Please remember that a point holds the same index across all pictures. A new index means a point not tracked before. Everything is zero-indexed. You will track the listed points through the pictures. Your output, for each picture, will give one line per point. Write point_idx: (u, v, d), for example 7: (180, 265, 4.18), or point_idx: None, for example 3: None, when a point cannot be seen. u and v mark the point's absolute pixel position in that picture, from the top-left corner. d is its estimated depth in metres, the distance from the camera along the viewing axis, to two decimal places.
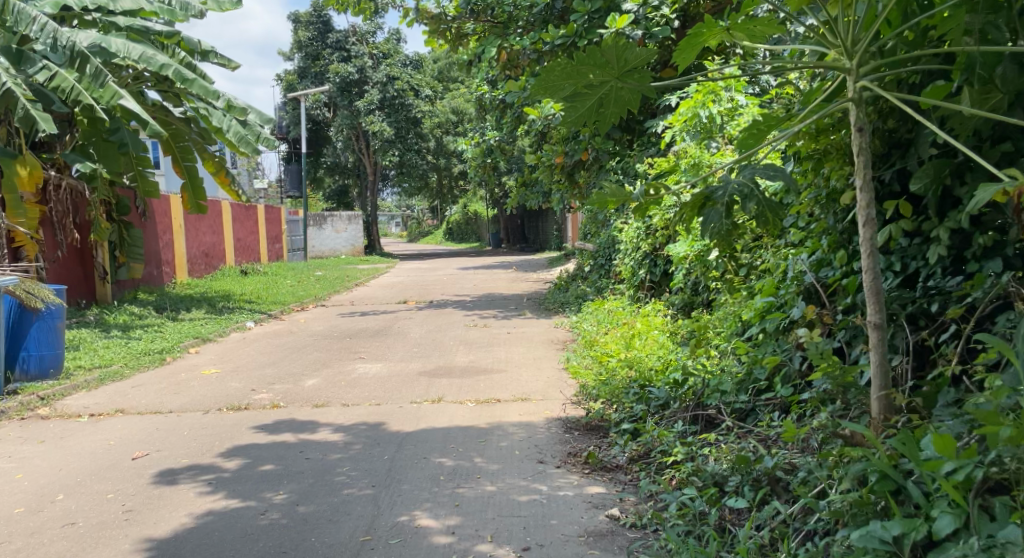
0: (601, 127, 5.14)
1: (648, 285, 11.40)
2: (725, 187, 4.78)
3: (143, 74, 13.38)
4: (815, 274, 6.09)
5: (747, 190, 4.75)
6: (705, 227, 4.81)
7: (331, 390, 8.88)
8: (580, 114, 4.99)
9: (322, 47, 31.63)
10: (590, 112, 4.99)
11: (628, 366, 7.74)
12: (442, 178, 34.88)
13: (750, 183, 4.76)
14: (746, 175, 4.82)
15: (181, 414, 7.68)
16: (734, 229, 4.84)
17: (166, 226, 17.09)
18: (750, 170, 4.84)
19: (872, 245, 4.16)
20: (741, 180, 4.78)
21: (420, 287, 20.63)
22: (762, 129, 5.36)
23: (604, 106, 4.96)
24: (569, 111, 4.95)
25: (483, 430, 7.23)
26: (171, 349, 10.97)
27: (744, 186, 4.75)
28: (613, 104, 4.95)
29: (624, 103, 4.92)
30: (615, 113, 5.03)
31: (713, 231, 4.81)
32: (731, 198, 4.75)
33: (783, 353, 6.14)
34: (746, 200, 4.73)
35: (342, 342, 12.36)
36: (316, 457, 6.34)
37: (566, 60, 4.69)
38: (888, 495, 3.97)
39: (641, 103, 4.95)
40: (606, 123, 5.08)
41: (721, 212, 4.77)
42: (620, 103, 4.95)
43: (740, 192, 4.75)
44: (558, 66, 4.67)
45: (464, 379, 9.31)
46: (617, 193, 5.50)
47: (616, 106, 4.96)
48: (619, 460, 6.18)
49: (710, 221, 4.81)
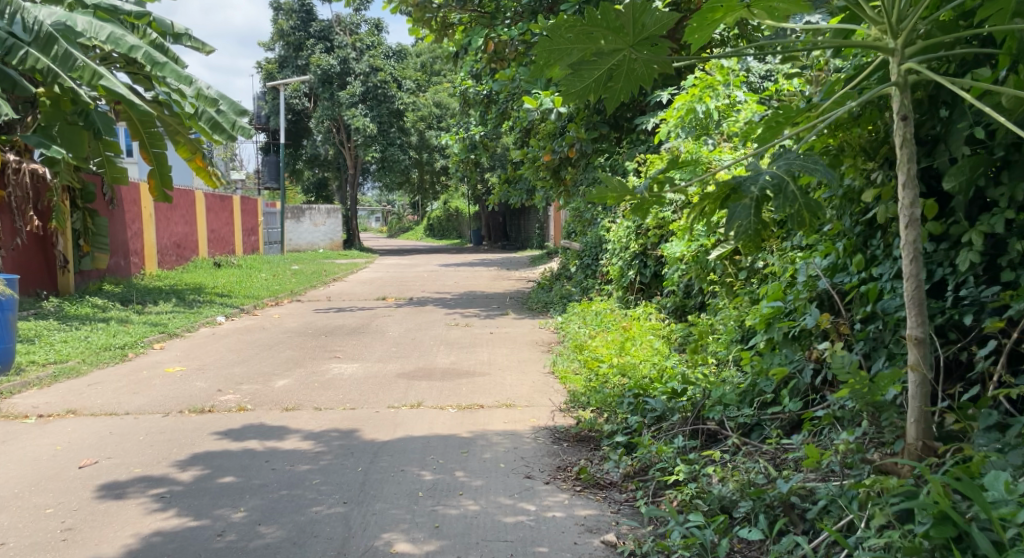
0: (606, 105, 4.91)
1: (638, 287, 10.91)
2: (756, 179, 4.28)
3: (111, 55, 12.98)
4: (830, 280, 5.62)
5: (787, 185, 4.26)
6: (729, 222, 4.32)
7: (303, 391, 8.34)
8: (586, 86, 4.77)
9: (305, 36, 30.88)
10: (598, 85, 4.78)
11: (621, 374, 7.25)
12: (423, 172, 34.26)
13: (788, 177, 4.27)
14: (782, 166, 4.32)
15: (138, 417, 7.15)
16: (762, 230, 4.35)
17: (135, 215, 16.49)
18: (786, 163, 4.34)
19: (917, 249, 3.72)
20: (775, 173, 4.30)
21: (399, 284, 20.10)
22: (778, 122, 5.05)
23: (613, 79, 4.75)
24: (575, 81, 4.73)
25: (465, 439, 6.73)
26: (133, 345, 10.41)
27: (779, 179, 4.27)
28: (622, 78, 4.74)
29: (636, 78, 4.73)
30: (624, 90, 4.82)
31: (739, 229, 4.32)
32: (763, 192, 4.26)
33: (790, 364, 5.67)
34: (783, 197, 4.23)
35: (316, 340, 11.80)
36: (283, 468, 5.83)
37: (578, 20, 4.48)
38: (947, 543, 3.51)
39: (654, 79, 4.77)
40: (613, 100, 4.85)
41: (750, 207, 4.29)
42: (631, 78, 4.74)
43: (773, 185, 4.26)
44: (567, 24, 4.48)
45: (445, 382, 8.78)
46: (620, 188, 5.04)
47: (626, 81, 4.75)
48: (612, 477, 5.68)
49: (735, 216, 4.32)
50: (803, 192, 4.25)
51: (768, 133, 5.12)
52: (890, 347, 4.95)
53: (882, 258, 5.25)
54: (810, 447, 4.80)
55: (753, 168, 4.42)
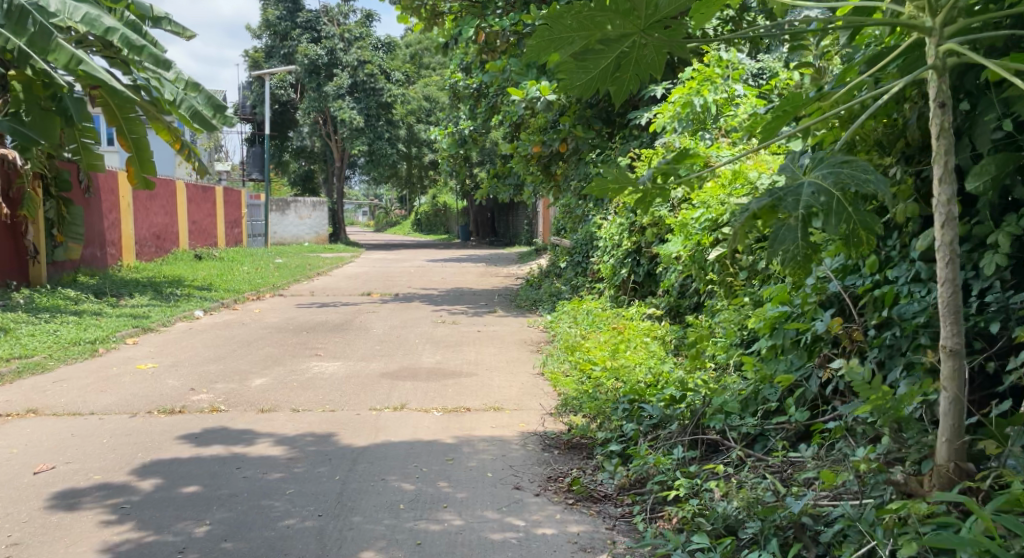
0: (613, 95, 4.59)
1: (630, 285, 10.56)
2: (798, 198, 4.02)
3: (88, 38, 12.63)
4: (841, 282, 5.24)
5: (834, 202, 4.01)
6: (773, 244, 4.08)
7: (280, 391, 7.97)
8: (592, 77, 4.45)
9: (291, 26, 30.43)
10: (605, 74, 4.44)
11: (614, 378, 6.91)
12: (411, 166, 33.83)
13: (835, 191, 4.01)
14: (827, 180, 4.05)
15: (103, 417, 6.78)
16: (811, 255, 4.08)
17: (111, 205, 16.09)
18: (830, 172, 4.09)
19: (955, 249, 3.51)
20: (820, 186, 4.04)
21: (384, 279, 19.68)
22: (788, 107, 4.72)
23: (621, 69, 4.40)
24: (580, 72, 4.41)
25: (449, 445, 6.37)
26: (104, 339, 10.02)
27: (825, 197, 4.00)
28: (631, 66, 4.39)
29: (646, 66, 4.39)
30: (635, 79, 4.49)
31: (787, 253, 4.07)
32: (808, 211, 4.01)
33: (797, 371, 5.31)
34: (832, 215, 4.00)
35: (297, 336, 11.41)
36: (254, 477, 5.52)
37: (583, 5, 4.12)
38: None
39: (664, 66, 4.43)
40: (620, 91, 4.53)
41: (795, 228, 4.04)
42: (641, 65, 4.41)
43: (820, 204, 4.00)
44: (570, 14, 4.12)
45: (430, 383, 8.43)
46: (623, 179, 4.85)
47: (635, 69, 4.41)
48: (607, 489, 5.33)
49: (781, 237, 4.08)
50: (852, 205, 4.01)
51: (775, 123, 4.78)
52: (906, 355, 4.57)
53: (898, 259, 4.88)
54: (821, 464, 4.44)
55: (792, 178, 4.19)
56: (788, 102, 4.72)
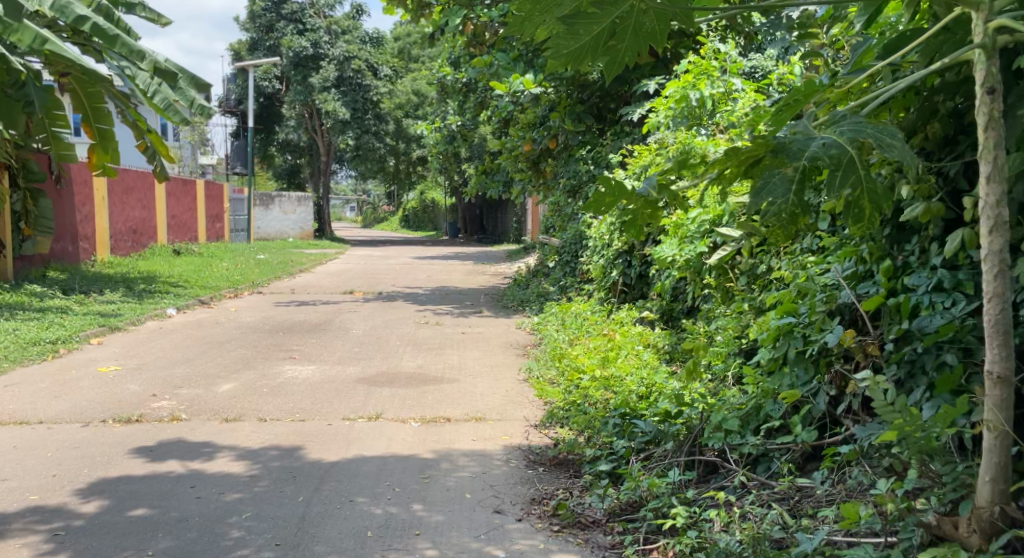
0: (606, 68, 4.11)
1: (620, 287, 10.10)
2: (804, 146, 3.46)
3: (58, 24, 12.15)
4: (854, 291, 4.71)
5: (847, 158, 3.45)
6: (759, 192, 3.50)
7: (248, 397, 7.52)
8: (583, 45, 3.96)
9: (276, 18, 29.88)
10: (597, 43, 3.95)
11: (604, 389, 6.47)
12: (399, 162, 33.30)
13: (849, 147, 3.46)
14: (844, 134, 3.50)
15: (53, 428, 6.38)
16: (796, 213, 3.52)
17: (85, 197, 15.57)
18: (850, 129, 3.52)
19: (1004, 258, 3.14)
20: (835, 140, 3.47)
21: (368, 277, 19.18)
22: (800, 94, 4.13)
23: (616, 37, 3.92)
24: (571, 39, 3.92)
25: (425, 461, 5.89)
26: (66, 340, 9.57)
27: (837, 150, 3.45)
28: (627, 36, 3.92)
29: (645, 35, 3.91)
30: (631, 50, 4.01)
31: (771, 207, 3.50)
32: (812, 163, 3.44)
33: (802, 387, 4.83)
34: (841, 173, 3.44)
35: (272, 336, 10.96)
36: (209, 498, 5.18)
37: None
38: None
39: (665, 39, 3.96)
40: (614, 64, 4.04)
41: (790, 179, 3.48)
42: (639, 34, 3.92)
43: (829, 158, 3.43)
44: None
45: (409, 390, 7.96)
46: (620, 191, 4.38)
47: (631, 39, 3.93)
48: (595, 514, 4.86)
49: (769, 187, 3.51)
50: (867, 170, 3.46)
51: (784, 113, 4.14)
52: (930, 374, 4.08)
53: (917, 265, 4.39)
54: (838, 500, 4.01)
55: (803, 131, 3.59)
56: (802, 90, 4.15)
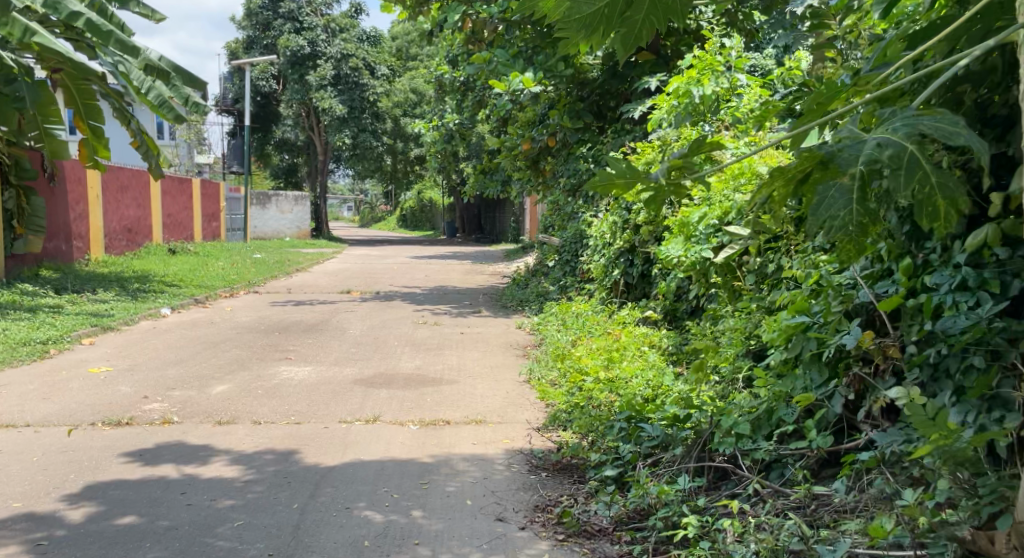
0: (617, 42, 3.84)
1: (622, 287, 9.91)
2: (857, 148, 3.27)
3: (50, 20, 11.95)
4: (871, 289, 4.54)
5: (907, 155, 3.24)
6: (819, 207, 3.31)
7: (242, 399, 7.32)
8: (596, 13, 3.68)
9: (273, 17, 29.65)
10: (612, 12, 3.69)
11: (608, 391, 6.28)
12: (397, 161, 33.08)
13: (909, 143, 3.25)
14: (900, 132, 3.29)
15: (40, 432, 6.18)
16: (864, 228, 3.31)
17: (78, 196, 15.36)
18: (905, 124, 3.33)
19: None
20: (892, 139, 3.27)
21: (366, 277, 18.98)
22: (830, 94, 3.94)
23: (632, 7, 3.68)
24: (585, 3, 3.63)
25: (424, 465, 5.71)
26: (57, 340, 9.37)
27: (895, 149, 3.24)
28: (645, 5, 3.68)
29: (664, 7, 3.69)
30: (647, 25, 3.79)
31: (833, 222, 3.30)
32: (870, 166, 3.23)
33: (817, 390, 4.64)
34: (904, 173, 3.21)
35: (268, 337, 10.75)
36: (201, 504, 4.99)
37: None
38: None
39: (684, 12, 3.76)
40: (627, 36, 3.78)
41: (849, 189, 3.28)
42: (657, 5, 3.70)
43: (888, 158, 3.22)
44: None
45: (407, 391, 7.78)
46: (629, 172, 3.97)
47: (649, 10, 3.71)
48: (602, 523, 4.67)
49: (827, 201, 3.31)
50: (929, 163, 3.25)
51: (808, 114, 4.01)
52: (955, 378, 3.90)
53: (938, 264, 4.18)
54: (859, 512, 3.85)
55: (852, 134, 3.41)
56: (823, 93, 3.97)
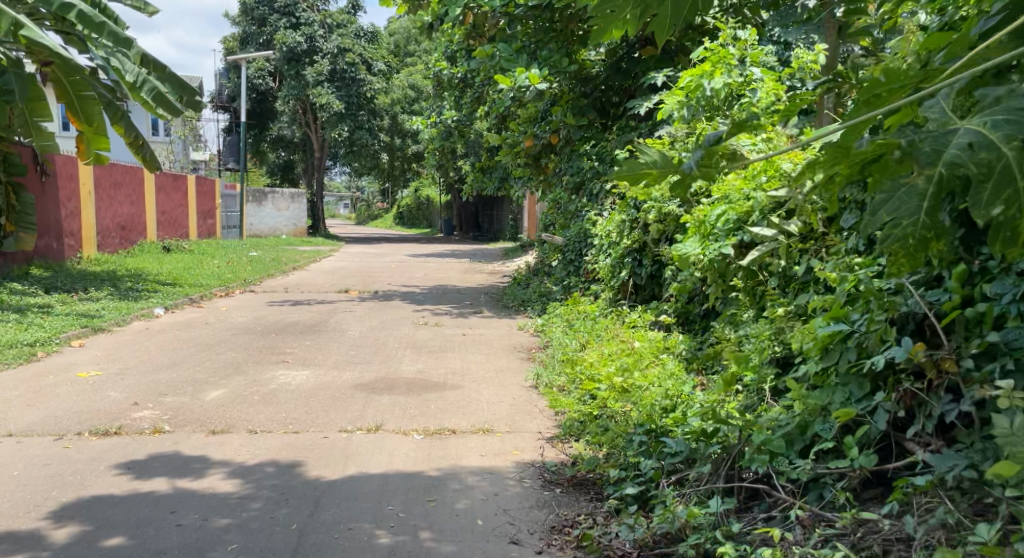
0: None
1: (631, 288, 9.51)
2: (937, 150, 3.05)
3: (39, 12, 11.57)
4: (920, 296, 4.27)
5: (999, 163, 2.98)
6: (881, 207, 3.18)
7: (238, 406, 6.96)
8: None
9: (268, 12, 29.23)
10: None
11: (624, 400, 5.93)
12: (393, 158, 32.69)
13: (1005, 148, 2.98)
14: (999, 133, 3.00)
15: (23, 443, 5.82)
16: (930, 238, 3.16)
17: (70, 192, 14.99)
18: (1006, 123, 3.01)
19: None
20: (985, 139, 3.00)
21: (363, 275, 18.60)
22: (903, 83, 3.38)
23: None
24: None
25: (431, 479, 5.36)
26: (44, 342, 9.00)
27: (987, 155, 2.99)
28: None
29: None
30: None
31: (897, 226, 3.17)
32: (950, 170, 3.02)
33: (857, 405, 4.32)
34: (990, 185, 2.99)
35: (264, 338, 10.39)
36: (194, 524, 4.64)
37: None
38: None
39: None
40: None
41: (920, 196, 3.11)
42: None
43: (974, 165, 3.00)
44: None
45: (409, 397, 7.43)
46: (662, 161, 3.72)
47: None
48: (625, 547, 4.37)
49: (893, 201, 3.17)
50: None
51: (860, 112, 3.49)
52: None
53: (997, 273, 3.95)
54: (920, 547, 3.55)
55: (939, 124, 3.14)
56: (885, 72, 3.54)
